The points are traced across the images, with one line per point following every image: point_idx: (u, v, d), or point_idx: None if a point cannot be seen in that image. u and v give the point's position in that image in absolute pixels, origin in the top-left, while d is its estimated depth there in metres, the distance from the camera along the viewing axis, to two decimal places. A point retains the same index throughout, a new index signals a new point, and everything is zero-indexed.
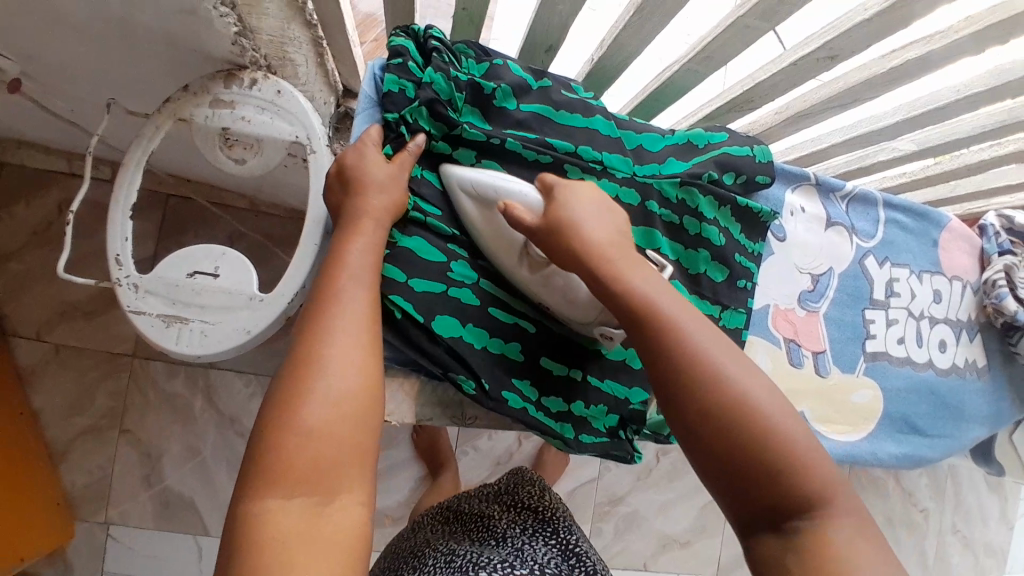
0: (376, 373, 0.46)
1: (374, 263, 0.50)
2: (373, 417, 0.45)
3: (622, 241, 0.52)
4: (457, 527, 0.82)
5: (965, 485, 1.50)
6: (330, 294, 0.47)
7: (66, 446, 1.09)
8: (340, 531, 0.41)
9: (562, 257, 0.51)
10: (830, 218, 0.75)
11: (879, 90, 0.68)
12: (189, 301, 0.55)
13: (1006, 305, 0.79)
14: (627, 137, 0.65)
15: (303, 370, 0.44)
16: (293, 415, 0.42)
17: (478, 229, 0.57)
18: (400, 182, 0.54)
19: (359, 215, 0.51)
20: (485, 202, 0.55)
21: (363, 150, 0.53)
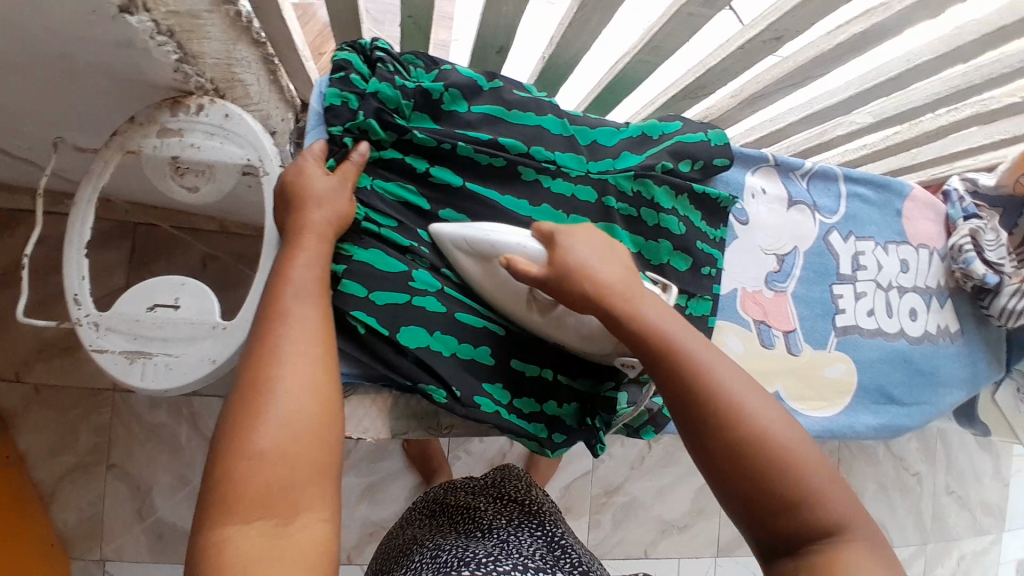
0: (328, 390, 0.47)
1: (319, 280, 0.51)
2: (330, 433, 0.46)
3: (629, 282, 0.53)
4: (445, 518, 0.83)
5: (955, 446, 1.52)
6: (280, 315, 0.48)
7: (54, 486, 1.08)
8: (302, 548, 0.41)
9: (573, 304, 0.52)
10: (792, 198, 0.75)
11: (828, 67, 0.67)
12: (151, 335, 0.55)
13: (973, 269, 0.80)
14: (581, 133, 0.66)
15: (254, 393, 0.45)
16: (245, 438, 0.43)
17: (483, 284, 0.58)
18: (342, 193, 0.54)
19: (300, 229, 0.51)
20: (482, 255, 0.56)
21: (304, 164, 0.53)
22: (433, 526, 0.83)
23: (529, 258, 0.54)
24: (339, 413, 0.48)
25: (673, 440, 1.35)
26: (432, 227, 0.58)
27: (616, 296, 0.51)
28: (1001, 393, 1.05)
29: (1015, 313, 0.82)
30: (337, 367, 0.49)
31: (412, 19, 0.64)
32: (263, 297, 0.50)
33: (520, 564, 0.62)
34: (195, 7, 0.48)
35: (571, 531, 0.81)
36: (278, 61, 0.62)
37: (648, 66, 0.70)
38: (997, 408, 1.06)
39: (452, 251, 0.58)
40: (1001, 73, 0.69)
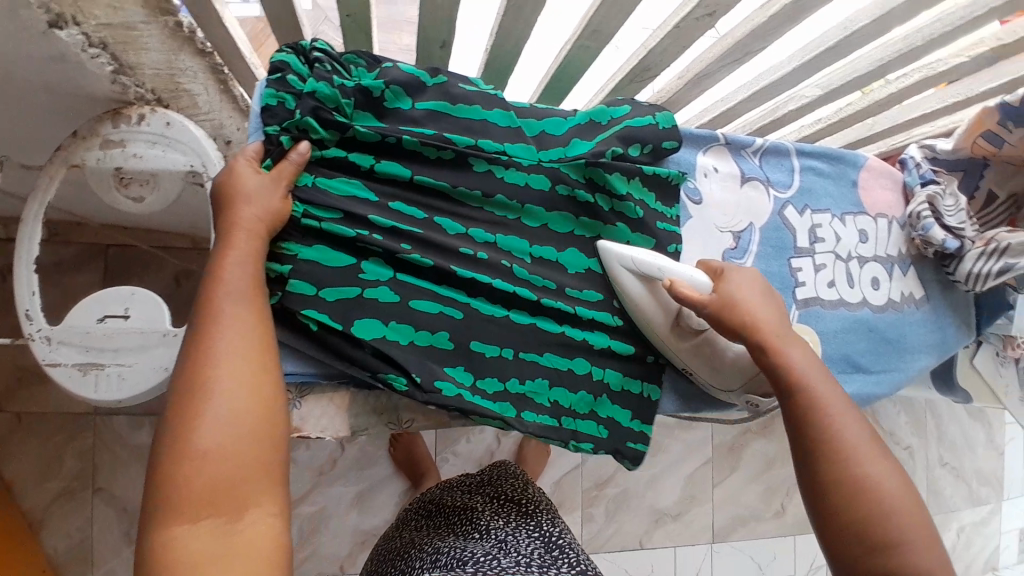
0: (269, 387, 0.48)
1: (254, 277, 0.51)
2: (274, 429, 0.47)
3: (781, 323, 0.61)
4: (441, 520, 0.83)
5: (945, 417, 1.52)
6: (216, 315, 0.48)
7: (43, 513, 1.08)
8: (253, 544, 0.43)
9: (727, 330, 0.61)
10: (744, 174, 0.76)
11: (767, 41, 0.66)
12: (102, 347, 0.55)
13: (932, 235, 0.80)
14: (527, 125, 0.66)
15: (194, 395, 0.45)
16: (187, 441, 0.43)
17: (637, 305, 0.66)
18: (275, 189, 0.54)
19: (230, 229, 0.52)
20: (648, 277, 0.64)
21: (235, 167, 0.55)
22: (429, 528, 0.82)
23: (694, 284, 0.63)
24: (282, 408, 0.48)
25: (662, 428, 1.35)
26: (599, 243, 0.67)
27: (766, 333, 0.60)
28: (980, 356, 1.04)
29: (982, 277, 0.80)
30: (277, 362, 0.50)
31: (351, 19, 0.64)
32: (196, 297, 0.50)
33: (522, 566, 0.64)
34: (130, 18, 0.52)
35: (566, 529, 0.82)
36: (227, 72, 0.62)
37: (590, 52, 0.69)
38: (976, 373, 1.05)
39: (616, 268, 0.65)
40: (941, 32, 0.67)
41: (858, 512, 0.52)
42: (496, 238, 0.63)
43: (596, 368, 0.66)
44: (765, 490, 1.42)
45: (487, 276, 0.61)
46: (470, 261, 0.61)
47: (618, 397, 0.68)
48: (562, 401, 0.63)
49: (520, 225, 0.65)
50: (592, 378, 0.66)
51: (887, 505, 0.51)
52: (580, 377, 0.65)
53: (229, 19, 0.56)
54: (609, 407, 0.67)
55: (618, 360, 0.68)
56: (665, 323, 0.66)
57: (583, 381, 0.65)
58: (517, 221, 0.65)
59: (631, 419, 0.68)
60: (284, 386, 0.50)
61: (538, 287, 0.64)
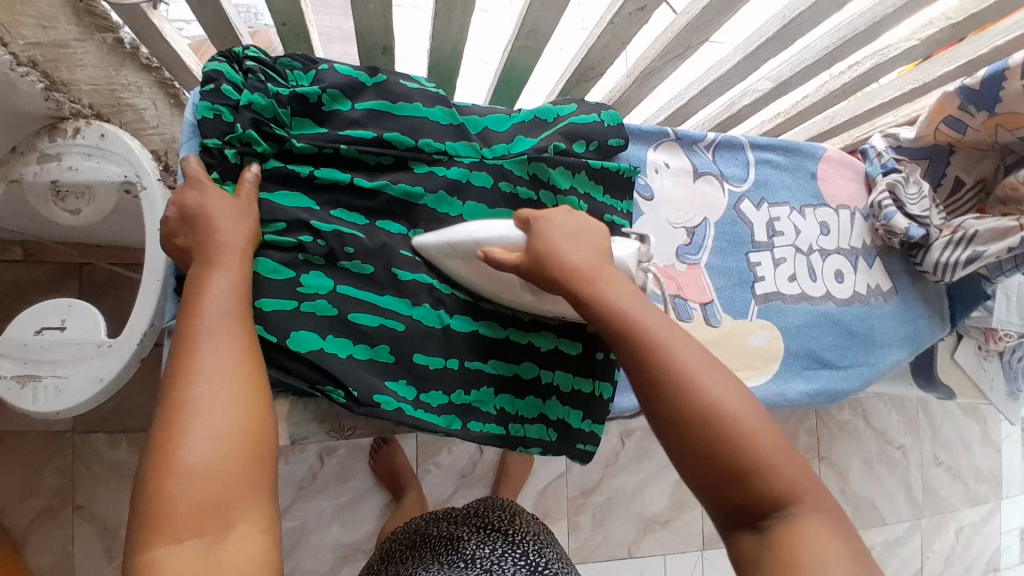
0: (258, 403, 0.47)
1: (239, 294, 0.50)
2: (261, 445, 0.46)
3: (594, 256, 0.53)
4: (424, 550, 0.75)
5: (939, 415, 1.49)
6: (201, 331, 0.47)
7: (23, 532, 1.08)
8: (242, 562, 0.41)
9: (545, 285, 0.53)
10: (698, 170, 0.75)
11: (705, 34, 0.66)
12: (40, 358, 0.55)
13: (894, 224, 0.78)
14: (470, 122, 0.66)
15: (180, 410, 0.44)
16: (172, 457, 0.42)
17: (477, 281, 0.62)
18: (249, 215, 0.54)
19: (214, 249, 0.51)
20: (466, 253, 0.60)
21: (202, 181, 0.53)
22: (409, 559, 0.75)
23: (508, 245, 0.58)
24: (270, 426, 0.47)
25: (647, 433, 1.34)
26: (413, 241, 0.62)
27: (578, 275, 0.52)
28: (961, 350, 1.03)
29: (951, 266, 0.78)
30: (264, 377, 0.49)
31: (288, 27, 0.65)
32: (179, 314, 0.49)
33: None
34: (62, 36, 0.54)
35: (556, 560, 0.75)
36: (177, 86, 0.66)
37: (532, 53, 0.69)
38: (960, 368, 1.03)
39: (439, 258, 0.61)
40: (885, 13, 0.65)
41: (721, 454, 0.43)
42: None
43: (544, 371, 0.67)
44: None
45: (427, 274, 0.63)
46: (412, 262, 0.62)
47: (568, 397, 0.68)
48: (508, 410, 0.64)
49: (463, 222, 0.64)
50: (540, 382, 0.66)
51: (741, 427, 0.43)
52: (527, 381, 0.66)
53: (172, 35, 0.60)
54: (561, 407, 0.67)
55: (567, 361, 0.68)
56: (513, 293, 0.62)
57: (531, 385, 0.66)
58: (460, 219, 0.64)
59: (583, 419, 0.69)
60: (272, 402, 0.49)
61: (480, 287, 0.65)
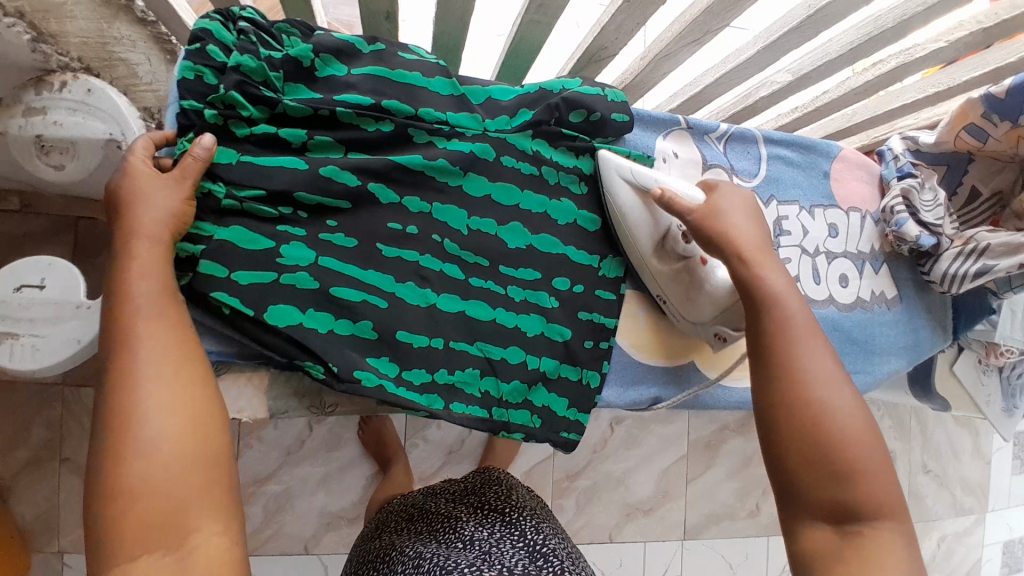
0: (199, 405, 0.47)
1: (163, 293, 0.49)
2: (212, 445, 0.46)
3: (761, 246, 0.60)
4: (420, 528, 0.74)
5: (932, 422, 1.48)
6: (126, 341, 0.46)
7: (11, 480, 1.09)
8: (206, 566, 0.43)
9: (706, 240, 0.60)
10: (706, 161, 0.73)
11: (725, 18, 0.62)
12: (17, 316, 0.53)
13: (906, 231, 0.76)
14: (472, 93, 0.65)
15: (118, 427, 0.44)
16: (117, 480, 0.42)
17: (627, 219, 0.66)
18: (171, 189, 0.51)
19: (130, 240, 0.49)
20: (643, 189, 0.65)
21: (133, 165, 0.52)
22: (406, 534, 0.74)
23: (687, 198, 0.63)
24: (219, 424, 0.47)
25: (637, 421, 1.33)
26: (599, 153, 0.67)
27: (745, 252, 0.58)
28: (961, 363, 1.01)
29: (959, 278, 0.76)
30: (202, 376, 0.48)
31: None
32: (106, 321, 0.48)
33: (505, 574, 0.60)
34: None
35: (555, 534, 0.74)
36: (174, 42, 0.62)
37: (542, 27, 0.66)
38: (958, 379, 1.02)
39: (612, 177, 0.66)
40: (914, 11, 0.63)
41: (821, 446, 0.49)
42: (431, 208, 0.63)
43: (531, 357, 0.65)
44: (741, 488, 1.40)
45: (415, 251, 0.62)
46: (399, 237, 0.61)
47: (554, 383, 0.67)
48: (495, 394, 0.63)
49: (461, 192, 0.64)
50: (526, 367, 0.65)
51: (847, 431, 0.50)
52: (514, 366, 0.64)
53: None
54: (550, 393, 0.67)
55: (554, 346, 0.67)
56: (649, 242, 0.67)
57: (518, 370, 0.64)
58: (458, 188, 0.64)
59: (568, 407, 0.68)
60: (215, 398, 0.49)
61: (469, 265, 0.64)
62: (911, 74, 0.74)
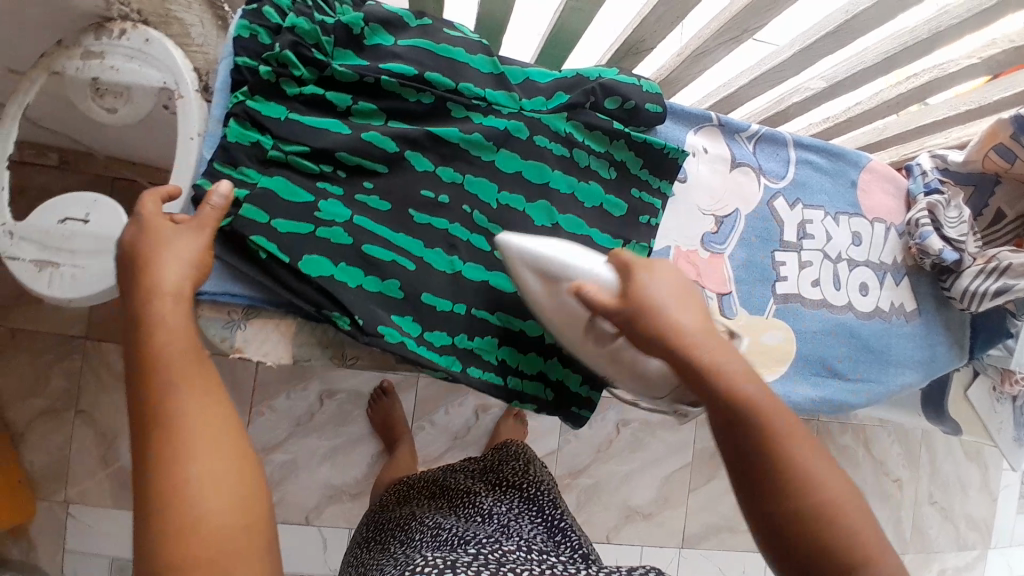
0: (238, 462, 0.44)
1: (192, 347, 0.46)
2: (259, 500, 0.44)
3: (698, 319, 0.51)
4: (440, 503, 0.76)
5: (940, 453, 1.47)
6: (156, 406, 0.43)
7: (25, 427, 1.11)
8: None
9: (639, 338, 0.51)
10: (735, 159, 0.74)
11: (765, 17, 0.64)
12: (59, 246, 0.56)
13: (930, 244, 0.76)
14: (511, 72, 0.66)
15: (161, 497, 0.40)
16: (177, 546, 0.39)
17: (543, 306, 0.60)
18: (191, 237, 0.51)
19: (155, 293, 0.47)
20: (552, 276, 0.58)
21: (147, 220, 0.51)
22: (426, 508, 0.75)
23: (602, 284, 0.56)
24: (261, 481, 0.45)
25: (644, 425, 1.34)
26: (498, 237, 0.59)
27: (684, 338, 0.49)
28: (974, 388, 1.00)
29: (979, 295, 0.77)
30: (238, 433, 0.45)
31: None
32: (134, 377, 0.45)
33: (524, 548, 0.61)
34: None
35: (571, 515, 0.75)
36: (226, 8, 0.64)
37: (583, 15, 0.68)
38: (970, 403, 1.01)
39: (518, 266, 0.59)
40: (949, 24, 0.64)
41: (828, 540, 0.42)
42: (463, 180, 0.64)
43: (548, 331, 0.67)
44: None
45: (445, 220, 0.63)
46: (431, 205, 0.63)
47: (569, 360, 0.68)
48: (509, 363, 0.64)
49: (494, 168, 0.65)
50: (542, 341, 0.66)
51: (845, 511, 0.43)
52: (531, 339, 0.66)
53: None
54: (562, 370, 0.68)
55: None
56: (575, 330, 0.60)
57: (533, 343, 0.66)
58: (491, 163, 0.65)
59: (580, 384, 0.69)
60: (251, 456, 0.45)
61: (496, 238, 0.65)
62: (944, 90, 0.75)
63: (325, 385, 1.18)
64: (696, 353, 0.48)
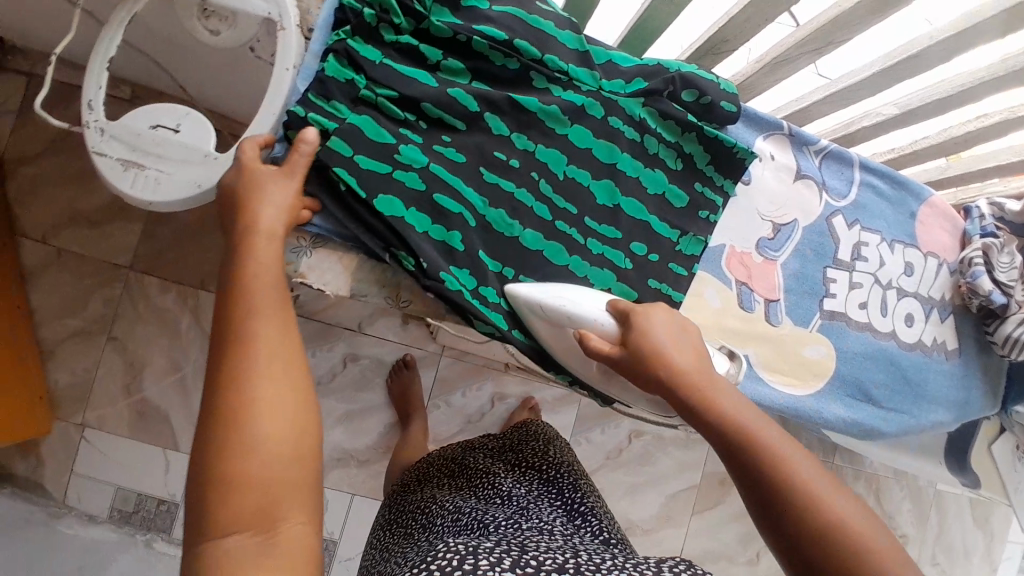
0: (300, 393, 0.44)
1: (278, 283, 0.48)
2: (310, 432, 0.43)
3: (698, 362, 0.55)
4: (459, 481, 0.76)
5: (950, 515, 1.44)
6: (240, 332, 0.44)
7: (55, 345, 1.12)
8: (293, 557, 0.40)
9: (645, 384, 0.55)
10: (800, 170, 0.76)
11: (852, 32, 0.65)
12: (148, 150, 0.58)
13: (980, 284, 0.76)
14: (596, 52, 0.67)
15: (229, 414, 0.41)
16: (228, 460, 0.40)
17: (547, 339, 0.62)
18: (285, 185, 0.53)
19: (251, 232, 0.49)
20: (557, 321, 0.59)
21: (247, 164, 0.53)
22: (445, 488, 0.76)
23: (602, 334, 0.58)
24: (318, 411, 0.45)
25: (656, 439, 1.33)
26: (508, 288, 0.61)
27: (686, 382, 0.53)
28: (999, 443, 0.99)
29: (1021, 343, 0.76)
30: (304, 369, 0.45)
31: None
32: (225, 295, 0.46)
33: (545, 534, 0.61)
34: None
35: (594, 495, 0.76)
36: None
37: (672, 8, 0.69)
38: (993, 458, 1.00)
39: (526, 311, 0.60)
40: None
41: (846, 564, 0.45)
42: (535, 149, 0.65)
43: None
44: (745, 533, 1.36)
45: (512, 183, 0.64)
46: (501, 166, 0.64)
47: None
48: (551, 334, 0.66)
49: (567, 141, 0.66)
50: None
51: (855, 532, 0.45)
52: None
53: None
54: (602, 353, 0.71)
55: None
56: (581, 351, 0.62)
57: None
58: (563, 137, 0.66)
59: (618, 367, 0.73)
60: (310, 387, 0.45)
61: (557, 209, 0.66)
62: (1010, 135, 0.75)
63: (350, 349, 1.19)
64: (697, 396, 0.52)
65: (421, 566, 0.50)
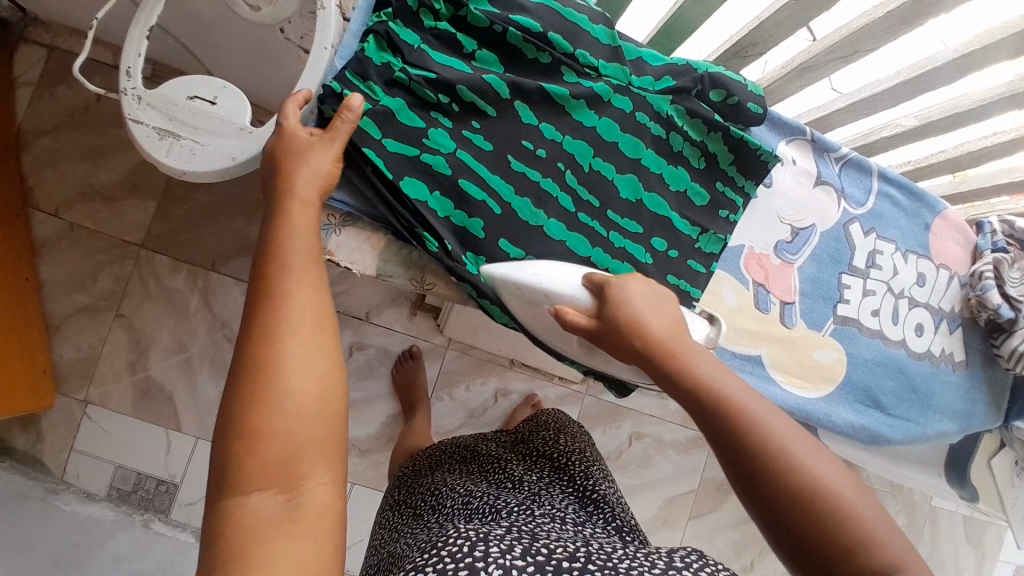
0: (325, 357, 0.44)
1: (312, 251, 0.48)
2: (336, 399, 0.43)
3: (670, 325, 0.55)
4: (471, 468, 0.76)
5: (943, 532, 1.45)
6: (276, 288, 0.45)
7: (62, 320, 1.11)
8: (316, 517, 0.40)
9: (619, 351, 0.55)
10: (820, 176, 0.77)
11: (880, 41, 0.66)
12: (185, 121, 0.58)
13: (989, 297, 0.77)
14: (627, 49, 0.68)
15: (259, 371, 0.42)
16: (255, 417, 0.40)
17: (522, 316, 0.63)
18: (323, 149, 0.53)
19: (286, 198, 0.50)
20: (532, 300, 0.59)
21: (287, 127, 0.53)
22: (457, 473, 0.76)
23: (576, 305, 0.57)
24: (343, 375, 0.45)
25: (655, 443, 1.34)
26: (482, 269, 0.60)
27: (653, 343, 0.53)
28: (999, 457, 1.00)
29: None
30: (332, 336, 0.45)
31: None
32: (257, 258, 0.47)
33: (557, 519, 0.61)
34: None
35: (607, 483, 0.75)
36: None
37: (703, 9, 0.70)
38: (992, 473, 1.01)
39: (501, 289, 0.60)
40: None
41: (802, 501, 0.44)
42: (563, 140, 0.66)
43: None
44: (740, 540, 1.36)
45: (539, 172, 0.65)
46: (529, 155, 0.64)
47: None
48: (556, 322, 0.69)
49: (594, 134, 0.67)
50: None
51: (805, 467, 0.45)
52: None
53: None
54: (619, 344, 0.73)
55: None
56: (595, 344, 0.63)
57: None
58: (592, 129, 0.67)
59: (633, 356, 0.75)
60: (339, 351, 0.45)
61: (582, 201, 0.67)
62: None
63: (357, 338, 1.20)
64: (665, 356, 0.52)
65: (433, 551, 0.50)
